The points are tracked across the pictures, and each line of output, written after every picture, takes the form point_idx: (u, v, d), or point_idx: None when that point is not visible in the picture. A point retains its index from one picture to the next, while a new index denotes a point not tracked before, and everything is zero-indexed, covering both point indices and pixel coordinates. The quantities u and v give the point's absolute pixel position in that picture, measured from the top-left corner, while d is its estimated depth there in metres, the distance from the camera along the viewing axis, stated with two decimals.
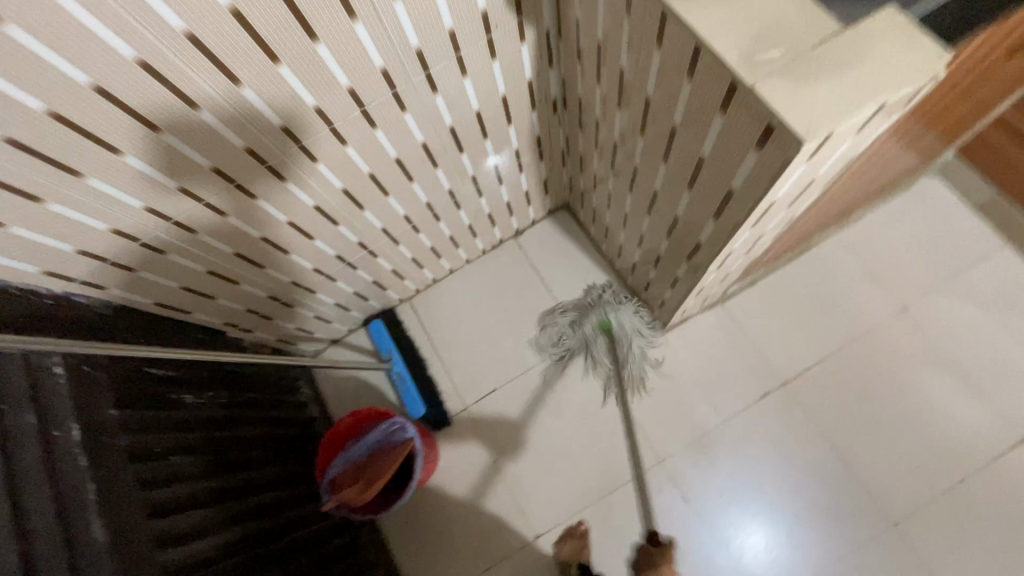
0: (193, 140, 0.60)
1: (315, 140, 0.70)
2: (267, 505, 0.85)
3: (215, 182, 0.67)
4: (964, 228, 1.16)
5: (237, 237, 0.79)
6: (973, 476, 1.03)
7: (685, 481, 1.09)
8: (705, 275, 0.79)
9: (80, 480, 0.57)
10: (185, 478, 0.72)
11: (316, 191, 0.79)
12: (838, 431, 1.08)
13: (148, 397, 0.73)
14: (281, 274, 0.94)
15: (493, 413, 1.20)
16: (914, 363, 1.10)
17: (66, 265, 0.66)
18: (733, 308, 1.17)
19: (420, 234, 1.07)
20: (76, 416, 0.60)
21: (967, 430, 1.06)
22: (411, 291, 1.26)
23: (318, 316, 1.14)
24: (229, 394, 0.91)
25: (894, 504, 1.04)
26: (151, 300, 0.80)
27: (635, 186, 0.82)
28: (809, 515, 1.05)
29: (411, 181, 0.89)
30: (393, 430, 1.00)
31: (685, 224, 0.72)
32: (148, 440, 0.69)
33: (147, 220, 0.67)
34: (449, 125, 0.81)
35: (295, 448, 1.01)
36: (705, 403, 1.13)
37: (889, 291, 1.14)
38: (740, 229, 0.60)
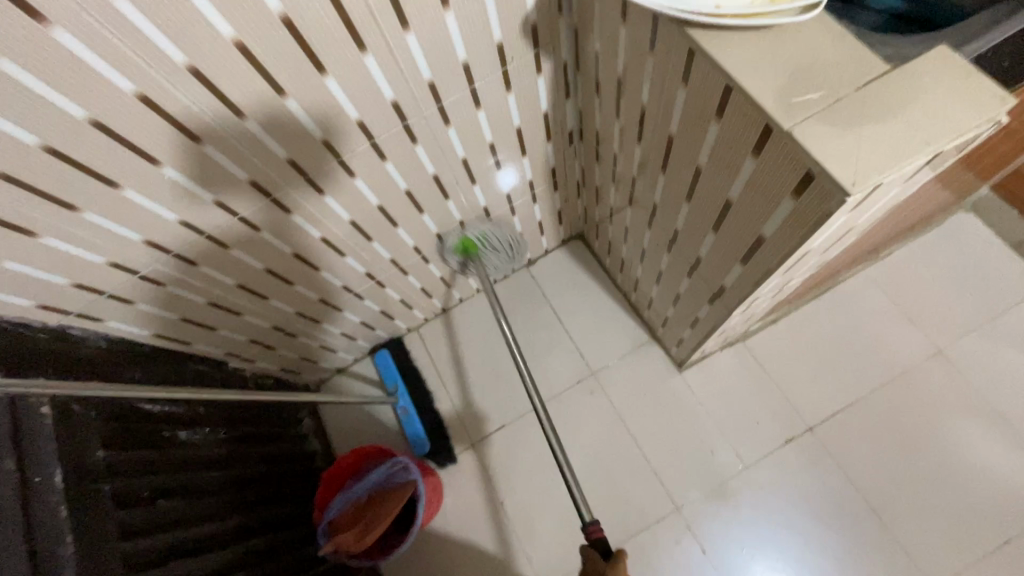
0: (196, 174, 0.58)
1: (322, 172, 0.67)
2: (257, 551, 0.81)
3: (217, 215, 0.65)
4: (1002, 269, 1.10)
5: (241, 269, 0.76)
6: (1020, 536, 0.95)
7: (703, 531, 1.03)
8: (728, 318, 0.75)
9: (59, 533, 0.53)
10: (170, 526, 0.68)
11: (323, 223, 0.76)
12: (869, 481, 1.01)
13: (140, 436, 0.70)
14: (286, 305, 0.91)
15: (501, 451, 1.15)
16: (950, 410, 1.03)
17: (61, 298, 0.63)
18: (755, 346, 1.12)
19: (430, 264, 1.04)
20: (61, 461, 0.57)
21: (1011, 485, 0.98)
22: (419, 320, 1.23)
23: (323, 346, 1.11)
24: (227, 429, 0.88)
25: (932, 566, 0.96)
26: (149, 332, 0.77)
27: (654, 222, 0.78)
28: (838, 575, 0.97)
29: (422, 212, 0.87)
30: (395, 471, 0.95)
31: (708, 266, 0.68)
32: (135, 485, 0.65)
33: (146, 254, 0.64)
34: (461, 156, 0.79)
35: (292, 487, 0.97)
36: (725, 447, 1.07)
37: (922, 332, 1.08)
38: (770, 277, 0.56)
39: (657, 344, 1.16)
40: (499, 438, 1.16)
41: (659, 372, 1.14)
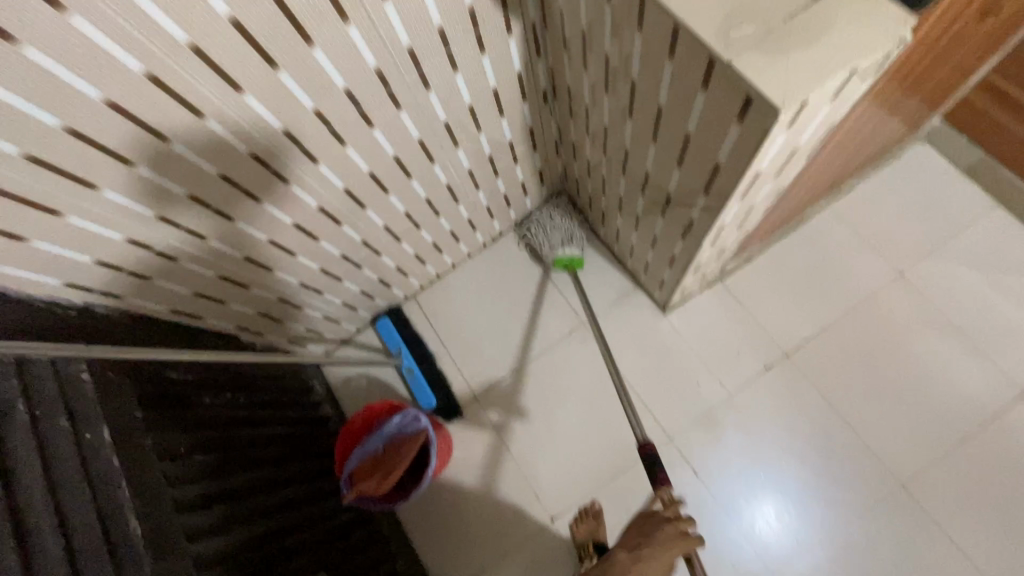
0: (201, 147, 0.63)
1: (316, 141, 0.72)
2: (289, 501, 0.88)
3: (222, 188, 0.70)
4: (955, 195, 1.18)
5: (246, 241, 0.81)
6: (976, 434, 1.05)
7: (693, 455, 1.12)
8: (701, 250, 0.82)
9: (114, 479, 0.60)
10: (208, 476, 0.75)
11: (319, 192, 0.81)
12: (842, 398, 1.10)
13: (169, 400, 0.76)
14: (290, 277, 0.96)
15: (503, 401, 1.23)
16: (912, 327, 1.12)
17: (84, 275, 0.68)
18: (731, 285, 1.20)
19: (422, 230, 1.09)
20: (106, 422, 0.63)
21: (968, 389, 1.07)
22: (415, 287, 1.29)
23: (326, 316, 1.17)
24: (245, 395, 0.94)
25: (899, 467, 1.06)
26: (165, 306, 0.82)
27: (627, 168, 0.84)
28: (817, 482, 1.07)
29: (410, 178, 0.92)
30: (407, 422, 1.03)
31: (677, 202, 0.74)
32: (172, 441, 0.72)
33: (159, 229, 0.69)
34: (443, 120, 0.84)
35: (312, 446, 1.04)
36: (710, 379, 1.15)
37: (884, 258, 1.16)
38: (729, 202, 0.63)
39: (641, 291, 1.23)
40: (500, 390, 1.23)
41: (643, 316, 1.22)
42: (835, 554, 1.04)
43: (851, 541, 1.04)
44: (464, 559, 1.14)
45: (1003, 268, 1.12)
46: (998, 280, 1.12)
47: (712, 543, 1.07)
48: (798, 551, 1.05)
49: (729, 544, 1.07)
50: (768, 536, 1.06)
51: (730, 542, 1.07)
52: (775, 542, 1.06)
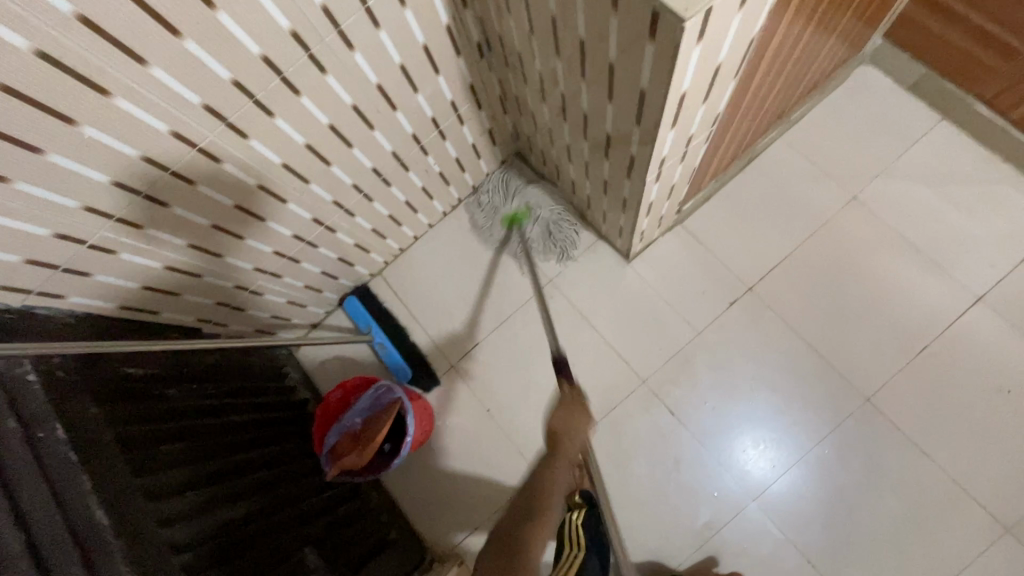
0: (116, 129, 0.60)
1: (241, 114, 0.70)
2: (269, 482, 0.89)
3: (149, 173, 0.68)
4: (902, 112, 1.18)
5: (188, 228, 0.79)
6: (936, 343, 1.08)
7: (668, 396, 1.15)
8: (647, 189, 0.82)
9: (74, 473, 0.59)
10: (178, 464, 0.75)
11: (255, 168, 0.79)
12: (806, 324, 1.13)
13: (129, 395, 0.76)
14: (243, 262, 0.95)
15: (479, 366, 1.23)
16: (869, 247, 1.14)
17: (18, 277, 0.66)
18: (692, 225, 1.20)
19: (375, 203, 1.07)
20: (58, 417, 0.62)
21: (926, 300, 1.10)
22: (380, 264, 1.28)
23: (291, 301, 1.16)
24: (212, 386, 0.94)
25: (865, 382, 1.09)
26: (113, 303, 0.81)
27: (568, 113, 0.83)
28: (787, 407, 1.11)
29: (352, 147, 0.90)
30: (381, 393, 1.03)
31: (616, 139, 0.74)
32: (135, 434, 0.71)
33: (89, 220, 0.67)
34: (375, 82, 0.81)
35: (291, 430, 1.05)
36: (678, 321, 1.17)
37: (837, 182, 1.17)
38: (662, 130, 0.63)
39: (604, 242, 1.24)
40: (475, 355, 1.24)
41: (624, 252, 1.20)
42: (810, 473, 1.08)
43: (824, 460, 1.07)
44: (456, 523, 1.16)
45: (952, 181, 1.14)
46: (948, 193, 1.13)
47: (692, 476, 1.11)
48: (775, 475, 1.09)
49: (709, 476, 1.11)
50: (744, 463, 1.10)
51: (709, 474, 1.11)
52: (751, 468, 1.09)
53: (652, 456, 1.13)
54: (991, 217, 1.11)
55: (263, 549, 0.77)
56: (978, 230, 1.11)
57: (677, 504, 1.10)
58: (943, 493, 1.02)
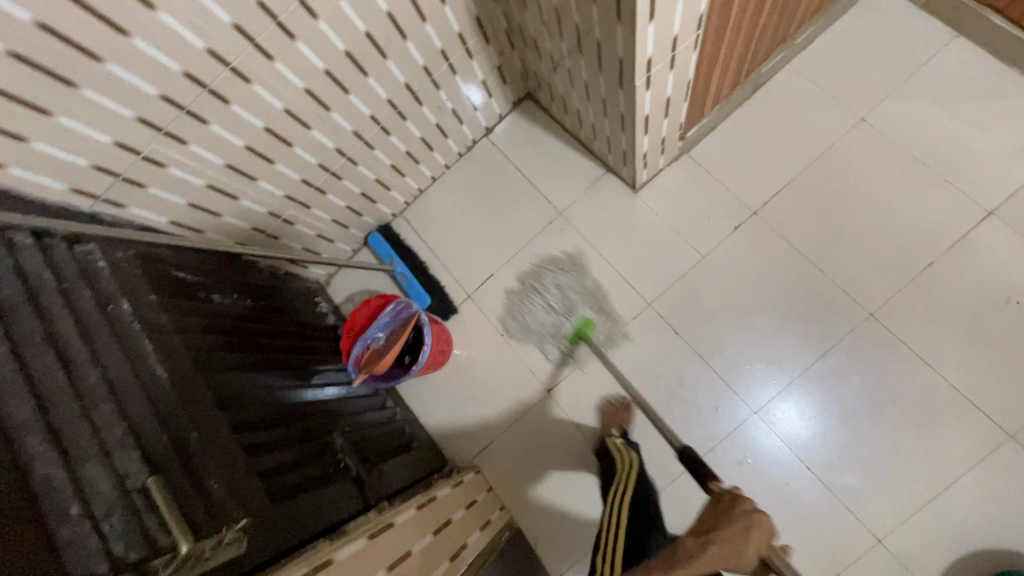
0: (161, 43, 0.70)
1: (266, 35, 0.78)
2: (300, 381, 0.99)
3: (190, 88, 0.78)
4: (913, 31, 1.17)
5: (225, 147, 0.89)
6: (943, 258, 1.08)
7: (673, 318, 1.19)
8: (641, 97, 0.86)
9: (138, 339, 0.71)
10: (223, 352, 0.86)
11: (281, 92, 0.88)
12: (811, 245, 1.15)
13: (182, 292, 0.87)
14: (274, 188, 1.04)
15: (493, 295, 1.31)
16: (876, 167, 1.14)
17: (86, 181, 0.78)
18: (697, 154, 1.24)
19: (392, 136, 1.15)
20: (124, 295, 0.74)
21: (933, 217, 1.10)
22: (401, 203, 1.37)
23: (320, 235, 1.26)
24: (251, 300, 1.05)
25: (868, 298, 1.10)
26: (166, 217, 0.92)
27: (564, 30, 0.88)
28: (788, 325, 1.13)
29: (367, 76, 0.98)
30: (400, 308, 1.13)
31: (606, 44, 0.79)
32: (187, 321, 0.83)
33: (141, 131, 0.78)
34: (385, 9, 0.89)
35: (320, 347, 1.15)
36: (683, 246, 1.21)
37: (844, 105, 1.18)
38: (642, 21, 0.67)
39: (612, 175, 1.29)
40: (489, 285, 1.32)
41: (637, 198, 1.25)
42: (813, 388, 1.10)
43: (826, 374, 1.10)
44: (472, 439, 1.25)
45: (963, 97, 1.13)
46: (958, 109, 1.13)
47: (695, 393, 1.16)
48: (776, 390, 1.12)
49: (710, 392, 1.15)
50: (746, 379, 1.14)
51: (712, 390, 1.15)
52: (753, 384, 1.13)
53: (657, 374, 1.18)
54: (1003, 130, 1.10)
55: (296, 429, 0.88)
56: (989, 143, 1.10)
57: (680, 418, 1.16)
58: (945, 401, 1.04)
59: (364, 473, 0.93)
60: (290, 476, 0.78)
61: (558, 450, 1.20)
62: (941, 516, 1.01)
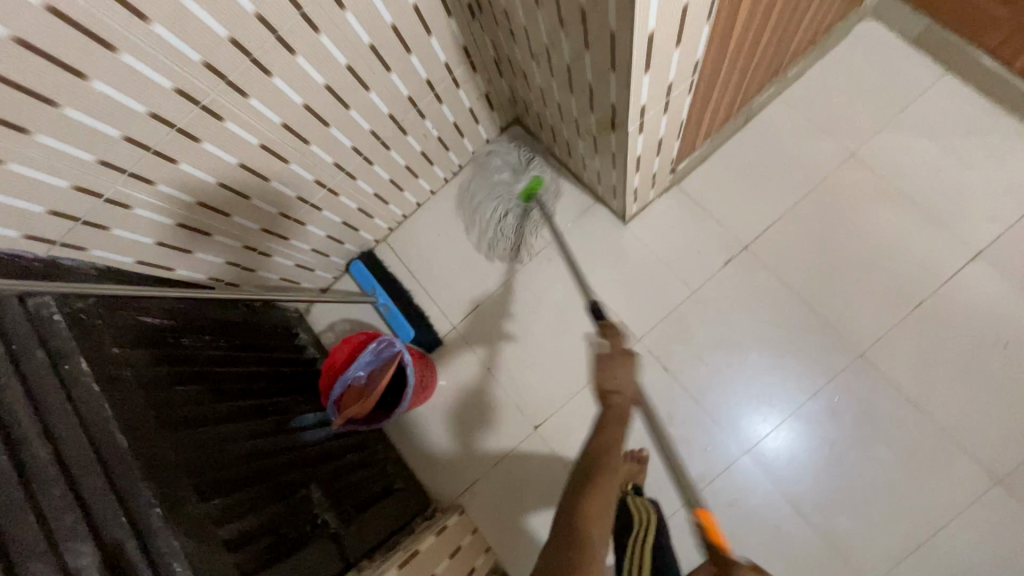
0: (125, 85, 0.65)
1: (240, 73, 0.74)
2: (275, 426, 0.95)
3: (157, 129, 0.73)
4: (905, 66, 1.16)
5: (196, 185, 0.84)
6: (932, 298, 1.08)
7: (663, 353, 1.17)
8: (632, 140, 0.83)
9: (96, 403, 0.65)
10: (192, 403, 0.81)
11: (257, 128, 0.83)
12: (801, 281, 1.13)
13: (148, 340, 0.82)
14: (251, 222, 1.00)
15: (479, 326, 1.28)
16: (867, 203, 1.14)
17: (42, 226, 0.73)
18: (688, 186, 1.22)
19: (376, 166, 1.11)
20: (82, 351, 0.68)
21: (923, 255, 1.10)
22: (384, 230, 1.33)
23: (299, 265, 1.21)
24: (226, 340, 1.00)
25: (859, 337, 1.09)
26: (132, 258, 0.87)
27: (555, 68, 0.85)
28: (779, 362, 1.12)
29: (349, 109, 0.93)
30: (382, 347, 1.09)
31: (598, 89, 0.76)
32: (152, 373, 0.78)
33: (104, 174, 0.73)
34: (368, 43, 0.85)
35: (299, 385, 1.11)
36: (673, 280, 1.19)
37: (836, 139, 1.17)
38: (636, 74, 0.65)
39: (601, 205, 1.26)
40: (475, 316, 1.28)
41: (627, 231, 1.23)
42: (804, 427, 1.09)
43: (816, 413, 1.09)
44: (457, 477, 1.21)
45: (953, 134, 1.12)
46: (947, 146, 1.12)
47: (685, 430, 1.14)
48: (766, 428, 1.10)
49: (700, 429, 1.13)
50: (737, 417, 1.12)
51: (701, 427, 1.13)
52: (743, 422, 1.11)
53: (647, 411, 1.16)
54: (992, 169, 1.10)
55: (270, 483, 0.84)
56: (978, 182, 1.10)
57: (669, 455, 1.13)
58: (934, 443, 1.03)
59: (342, 528, 0.91)
60: (261, 541, 0.74)
61: (545, 489, 1.17)
62: (927, 559, 1.00)
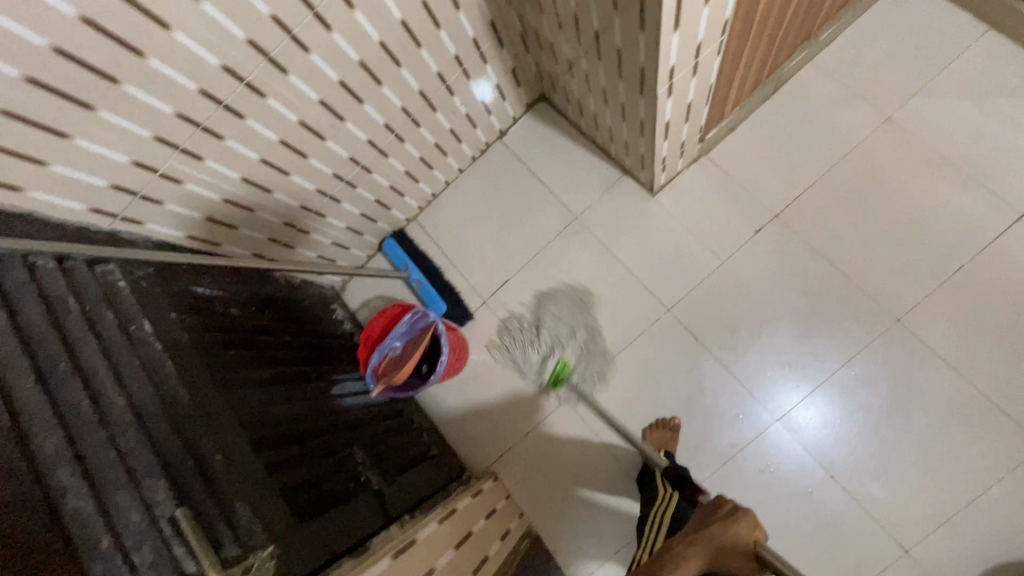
0: (176, 62, 0.69)
1: (281, 50, 0.77)
2: (318, 391, 1.00)
3: (206, 105, 0.77)
4: (944, 25, 1.13)
5: (240, 162, 0.89)
6: (973, 262, 1.05)
7: (692, 323, 1.18)
8: (661, 104, 0.84)
9: (159, 361, 0.71)
10: (244, 366, 0.87)
11: (296, 105, 0.87)
12: (835, 248, 1.12)
13: (202, 309, 0.87)
14: (290, 199, 1.04)
15: (509, 301, 1.30)
16: (903, 165, 1.11)
17: (104, 200, 0.78)
18: (716, 156, 1.21)
19: (406, 143, 1.14)
20: (145, 315, 0.74)
21: (964, 219, 1.07)
22: (415, 208, 1.36)
23: (334, 242, 1.25)
24: (270, 311, 1.05)
25: (895, 303, 1.08)
26: (183, 232, 0.93)
27: (582, 35, 0.86)
28: (811, 330, 1.11)
29: (381, 85, 0.96)
30: (416, 319, 1.13)
31: (627, 52, 0.77)
32: (207, 337, 0.83)
33: (158, 150, 0.78)
34: (399, 18, 0.87)
35: (337, 354, 1.16)
36: (702, 251, 1.19)
37: (870, 103, 1.14)
38: (666, 32, 0.65)
39: (629, 178, 1.26)
40: (505, 290, 1.31)
41: (657, 201, 1.24)
42: (838, 395, 1.08)
43: (851, 381, 1.08)
44: (492, 444, 1.25)
45: (995, 94, 1.08)
46: (991, 106, 1.08)
47: (715, 399, 1.14)
48: (799, 397, 1.10)
49: (730, 398, 1.13)
50: (769, 385, 1.12)
51: (732, 396, 1.13)
52: (775, 391, 1.11)
53: (677, 381, 1.17)
54: None
55: (316, 441, 0.88)
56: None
57: (699, 424, 1.14)
58: (976, 411, 1.01)
59: (384, 485, 0.95)
60: (311, 492, 0.79)
61: (578, 456, 1.20)
62: (968, 526, 0.99)
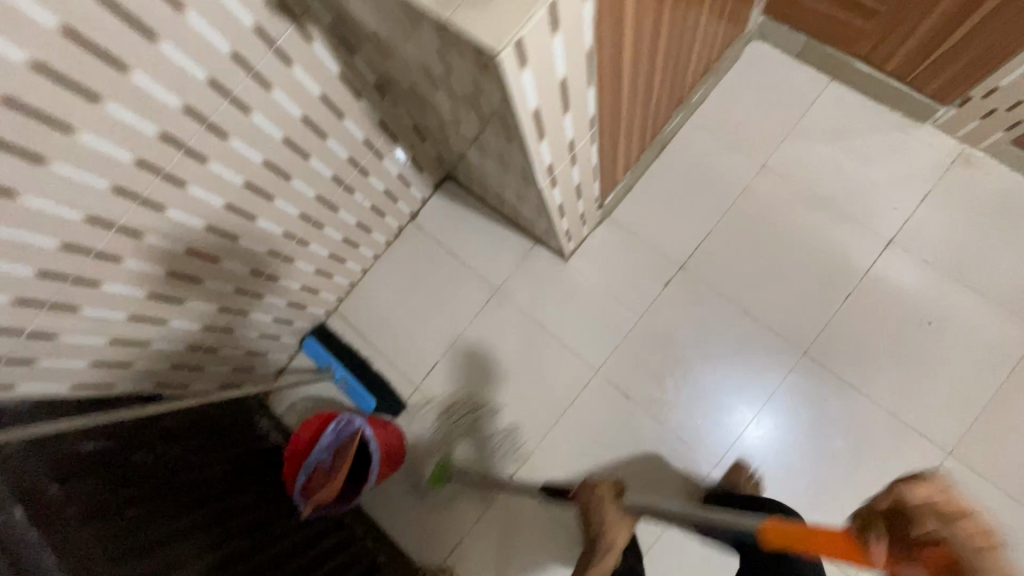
0: (31, 225, 0.65)
1: (153, 190, 0.75)
2: (237, 528, 0.93)
3: (74, 258, 0.72)
4: (794, 79, 1.25)
5: (124, 302, 0.83)
6: (858, 288, 1.14)
7: (623, 381, 1.20)
8: (547, 194, 0.87)
9: (39, 553, 0.63)
10: (144, 525, 0.79)
11: (180, 237, 0.84)
12: (739, 291, 1.19)
13: (94, 467, 0.79)
14: (190, 323, 0.99)
15: (442, 384, 1.28)
16: (784, 206, 1.21)
17: None
18: (619, 216, 1.27)
19: (312, 246, 1.12)
20: (18, 500, 0.65)
21: (844, 250, 1.16)
22: (333, 302, 1.33)
23: (249, 353, 1.19)
24: (179, 444, 0.97)
25: (801, 336, 1.15)
26: (66, 383, 0.86)
27: (465, 136, 0.88)
28: (733, 371, 1.16)
29: (274, 199, 0.94)
30: (342, 426, 1.09)
31: (506, 154, 0.80)
32: (99, 502, 0.75)
33: (22, 312, 0.72)
34: (281, 137, 0.86)
35: (262, 476, 1.09)
36: (621, 309, 1.23)
37: (746, 153, 1.24)
38: (532, 142, 0.68)
39: (541, 247, 1.29)
40: (436, 372, 1.29)
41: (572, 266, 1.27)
42: (766, 431, 1.12)
43: (775, 415, 1.13)
44: (443, 537, 1.20)
45: (848, 135, 1.21)
46: (846, 146, 1.21)
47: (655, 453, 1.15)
48: (731, 438, 1.13)
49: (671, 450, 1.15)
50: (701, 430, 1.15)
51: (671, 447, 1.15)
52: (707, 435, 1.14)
53: (617, 441, 1.18)
54: (887, 161, 1.19)
55: None
56: (879, 175, 1.18)
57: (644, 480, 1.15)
58: (886, 429, 1.08)
59: None
60: None
61: (531, 534, 1.17)
62: None
